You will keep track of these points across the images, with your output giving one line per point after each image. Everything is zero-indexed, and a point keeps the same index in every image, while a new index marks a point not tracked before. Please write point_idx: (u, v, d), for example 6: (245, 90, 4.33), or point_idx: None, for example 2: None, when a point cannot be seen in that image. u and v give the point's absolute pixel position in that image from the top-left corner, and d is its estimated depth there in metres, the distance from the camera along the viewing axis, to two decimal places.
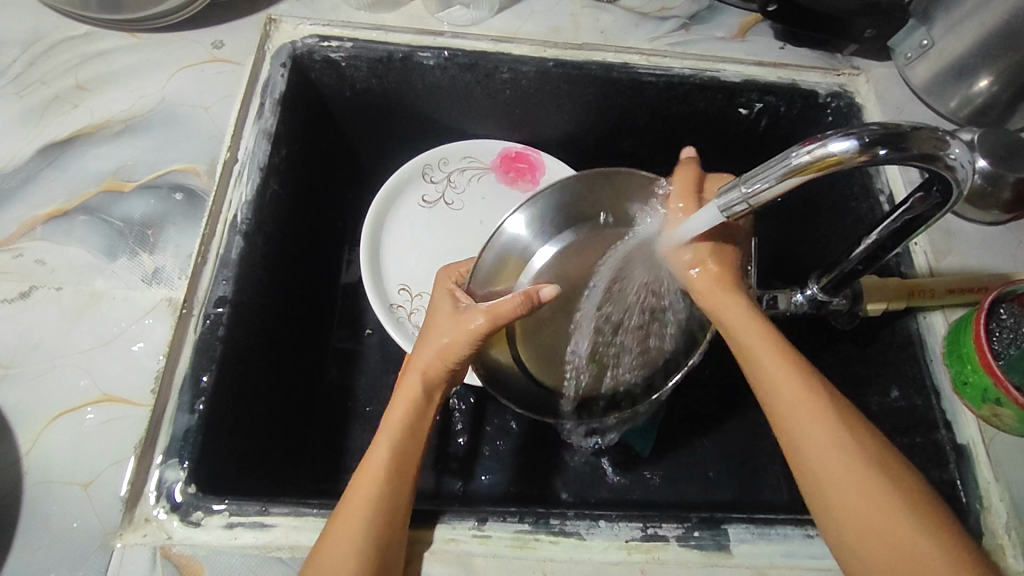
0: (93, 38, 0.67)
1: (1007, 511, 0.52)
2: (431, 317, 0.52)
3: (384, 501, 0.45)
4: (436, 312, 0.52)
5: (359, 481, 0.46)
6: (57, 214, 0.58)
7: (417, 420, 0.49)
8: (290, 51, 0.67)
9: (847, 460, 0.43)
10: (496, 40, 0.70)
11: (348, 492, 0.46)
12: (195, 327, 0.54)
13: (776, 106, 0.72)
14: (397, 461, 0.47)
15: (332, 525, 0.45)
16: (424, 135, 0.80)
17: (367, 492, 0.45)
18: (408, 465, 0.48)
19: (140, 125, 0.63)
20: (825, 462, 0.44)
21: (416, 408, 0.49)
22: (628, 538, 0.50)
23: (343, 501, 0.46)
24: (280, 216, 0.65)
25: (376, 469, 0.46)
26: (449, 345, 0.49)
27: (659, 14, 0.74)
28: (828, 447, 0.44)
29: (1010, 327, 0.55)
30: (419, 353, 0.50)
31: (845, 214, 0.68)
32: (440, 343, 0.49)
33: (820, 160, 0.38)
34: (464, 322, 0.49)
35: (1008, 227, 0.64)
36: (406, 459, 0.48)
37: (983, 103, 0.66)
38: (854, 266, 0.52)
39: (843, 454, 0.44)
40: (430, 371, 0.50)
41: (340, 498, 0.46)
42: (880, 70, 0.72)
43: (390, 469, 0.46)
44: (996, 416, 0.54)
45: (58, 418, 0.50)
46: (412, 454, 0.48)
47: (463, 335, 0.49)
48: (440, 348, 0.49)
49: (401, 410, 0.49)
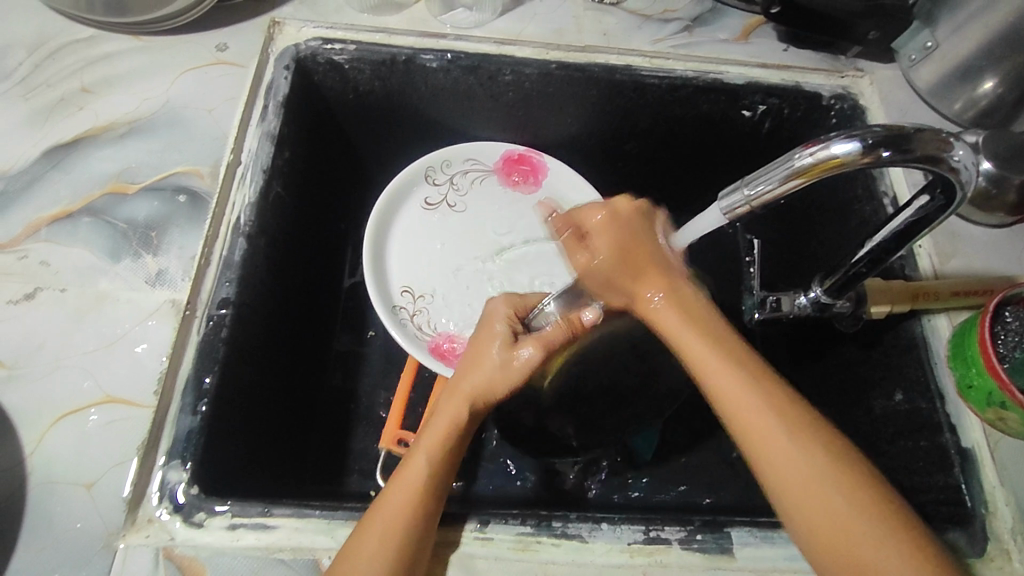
0: (98, 41, 0.68)
1: (1013, 516, 0.52)
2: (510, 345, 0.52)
3: (418, 520, 0.45)
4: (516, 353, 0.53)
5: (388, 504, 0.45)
6: (62, 216, 0.59)
7: (456, 441, 0.50)
8: (294, 54, 0.67)
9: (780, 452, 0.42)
10: (499, 42, 0.70)
11: (377, 502, 0.46)
12: (198, 329, 0.54)
13: (779, 107, 0.71)
14: (431, 484, 0.47)
15: (361, 537, 0.44)
16: (427, 138, 0.80)
17: (398, 510, 0.45)
18: (441, 488, 0.48)
19: (144, 127, 0.63)
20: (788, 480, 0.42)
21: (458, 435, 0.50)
22: (630, 541, 0.50)
23: (372, 509, 0.46)
24: (283, 217, 0.65)
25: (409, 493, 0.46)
26: (502, 380, 0.50)
27: (662, 16, 0.74)
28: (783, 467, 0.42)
29: (1016, 330, 0.55)
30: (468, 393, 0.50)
31: (849, 218, 0.68)
32: (496, 376, 0.50)
33: (821, 162, 0.38)
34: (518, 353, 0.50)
35: (1014, 230, 0.64)
36: (439, 481, 0.48)
37: (988, 105, 0.66)
38: (857, 269, 0.51)
39: (799, 464, 0.41)
40: (478, 401, 0.51)
41: (375, 501, 0.46)
42: (885, 71, 0.72)
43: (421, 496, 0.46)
44: (1000, 420, 0.53)
45: (63, 419, 0.50)
46: (445, 480, 0.48)
47: (521, 375, 0.50)
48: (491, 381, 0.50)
49: (437, 443, 0.49)
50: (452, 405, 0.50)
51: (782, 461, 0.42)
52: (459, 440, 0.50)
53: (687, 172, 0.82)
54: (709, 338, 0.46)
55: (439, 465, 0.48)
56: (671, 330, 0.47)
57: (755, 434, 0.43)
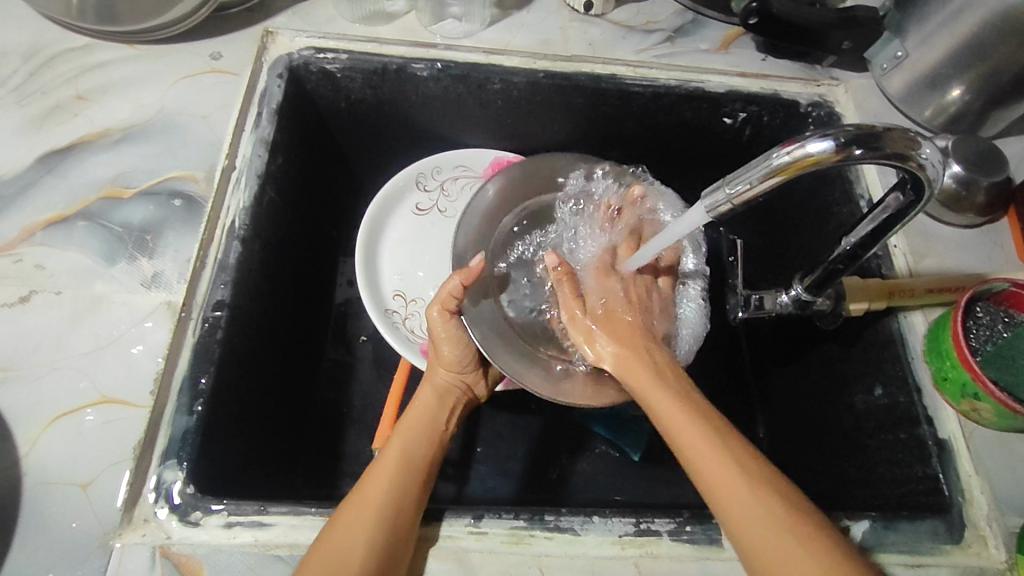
0: (93, 50, 0.68)
1: (988, 503, 0.54)
2: (442, 338, 0.57)
3: (400, 489, 0.48)
4: (452, 333, 0.57)
5: (377, 469, 0.50)
6: (57, 220, 0.59)
7: (431, 421, 0.55)
8: (287, 63, 0.69)
9: (732, 484, 0.46)
10: (488, 52, 0.72)
11: (354, 489, 0.49)
12: (194, 330, 0.55)
13: (759, 115, 0.74)
14: (407, 455, 0.51)
15: (342, 511, 0.46)
16: (416, 145, 0.82)
17: (381, 484, 0.48)
18: (419, 460, 0.51)
19: (139, 134, 0.64)
20: (680, 430, 0.49)
21: (431, 412, 0.56)
22: (621, 533, 0.51)
23: (350, 495, 0.48)
24: (275, 221, 0.66)
25: (388, 463, 0.50)
26: (449, 353, 0.58)
27: (645, 27, 0.76)
28: (682, 431, 0.48)
29: (987, 324, 0.58)
30: (443, 372, 0.59)
31: (827, 219, 0.70)
32: (443, 354, 0.58)
33: (798, 160, 0.40)
34: (448, 341, 0.57)
35: (984, 230, 0.66)
36: (420, 457, 0.52)
37: (956, 112, 0.69)
38: (834, 265, 0.53)
39: (726, 474, 0.46)
40: (441, 385, 0.58)
41: (346, 494, 0.48)
42: (859, 81, 0.76)
43: (402, 466, 0.50)
44: (975, 411, 0.55)
45: (58, 419, 0.50)
46: (425, 450, 0.53)
47: (448, 346, 0.57)
48: (450, 357, 0.58)
49: (419, 419, 0.55)
50: (428, 389, 0.58)
51: (738, 489, 0.45)
52: (435, 417, 0.56)
53: (672, 177, 0.84)
54: (657, 380, 0.51)
55: (414, 436, 0.53)
56: (636, 380, 0.52)
57: (715, 472, 0.46)
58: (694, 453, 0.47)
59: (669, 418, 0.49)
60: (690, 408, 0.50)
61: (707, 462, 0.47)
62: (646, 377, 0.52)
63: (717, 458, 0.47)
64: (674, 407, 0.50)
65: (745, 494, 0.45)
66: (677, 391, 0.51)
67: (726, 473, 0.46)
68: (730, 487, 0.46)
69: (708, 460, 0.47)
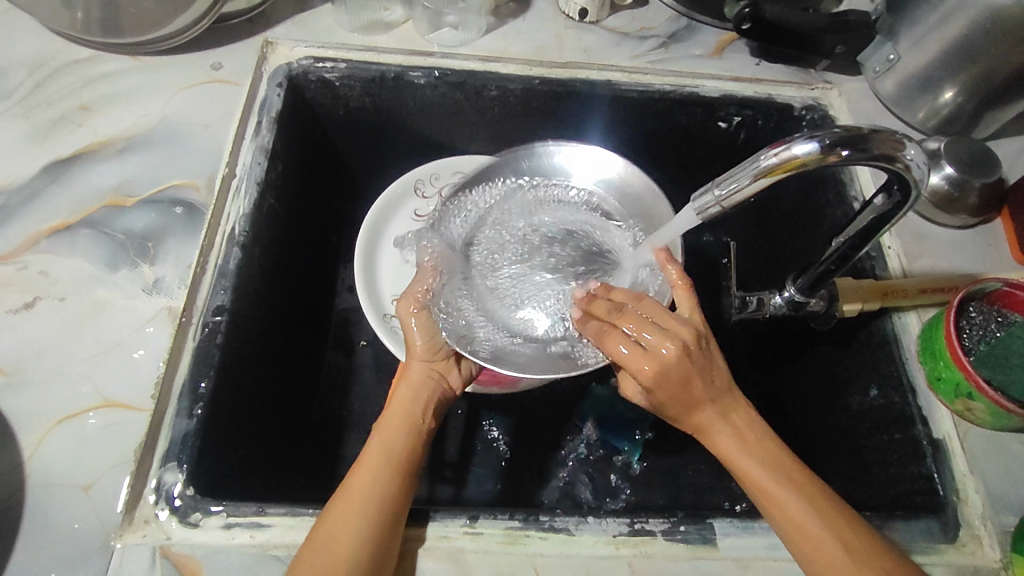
0: (97, 62, 0.70)
1: (983, 503, 0.54)
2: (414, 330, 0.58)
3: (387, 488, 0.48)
4: (426, 324, 0.58)
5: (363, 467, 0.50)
6: (61, 228, 0.60)
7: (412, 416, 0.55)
8: (286, 72, 0.70)
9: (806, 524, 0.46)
10: (483, 60, 0.73)
11: (343, 486, 0.49)
12: (194, 335, 0.56)
13: (753, 119, 0.75)
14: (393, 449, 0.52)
15: (334, 507, 0.47)
16: (415, 152, 0.83)
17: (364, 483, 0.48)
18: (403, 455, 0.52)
19: (141, 143, 0.66)
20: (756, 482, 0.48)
21: (410, 409, 0.56)
22: (615, 533, 0.51)
23: (339, 492, 0.49)
24: (276, 228, 0.67)
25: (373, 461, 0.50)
26: (420, 343, 0.58)
27: (639, 33, 0.77)
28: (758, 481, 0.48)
29: (981, 324, 0.58)
30: (418, 366, 0.58)
31: (822, 221, 0.71)
32: (415, 345, 0.58)
33: (784, 162, 0.40)
34: (415, 333, 0.58)
35: (978, 230, 0.67)
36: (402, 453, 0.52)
37: (949, 114, 0.70)
38: (827, 267, 0.54)
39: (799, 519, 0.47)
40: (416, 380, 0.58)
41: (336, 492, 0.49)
42: (852, 84, 0.76)
43: (388, 460, 0.51)
44: (969, 410, 0.56)
45: (62, 422, 0.51)
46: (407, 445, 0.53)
47: (421, 336, 0.58)
48: (422, 346, 0.58)
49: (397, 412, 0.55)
50: (406, 384, 0.57)
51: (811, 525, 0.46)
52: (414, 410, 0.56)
53: (669, 182, 0.85)
54: (737, 437, 0.49)
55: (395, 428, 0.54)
56: (724, 451, 0.49)
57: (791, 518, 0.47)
58: (769, 502, 0.48)
59: (745, 470, 0.49)
60: (767, 460, 0.48)
61: (781, 508, 0.47)
62: (729, 440, 0.49)
63: (798, 508, 0.47)
64: (747, 458, 0.49)
65: (831, 547, 0.46)
66: (751, 442, 0.49)
67: (801, 514, 0.47)
68: (806, 528, 0.46)
69: (785, 507, 0.47)
